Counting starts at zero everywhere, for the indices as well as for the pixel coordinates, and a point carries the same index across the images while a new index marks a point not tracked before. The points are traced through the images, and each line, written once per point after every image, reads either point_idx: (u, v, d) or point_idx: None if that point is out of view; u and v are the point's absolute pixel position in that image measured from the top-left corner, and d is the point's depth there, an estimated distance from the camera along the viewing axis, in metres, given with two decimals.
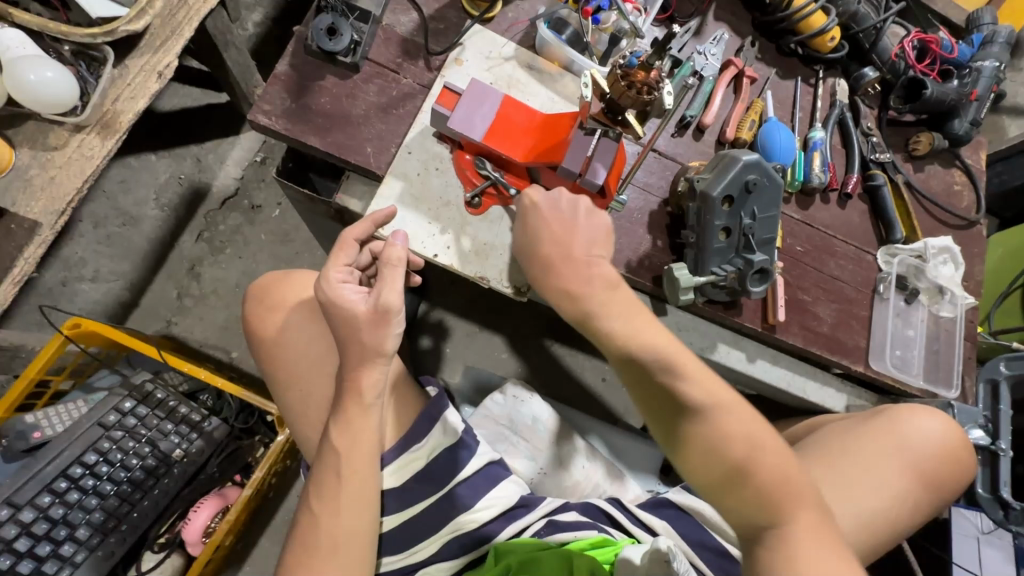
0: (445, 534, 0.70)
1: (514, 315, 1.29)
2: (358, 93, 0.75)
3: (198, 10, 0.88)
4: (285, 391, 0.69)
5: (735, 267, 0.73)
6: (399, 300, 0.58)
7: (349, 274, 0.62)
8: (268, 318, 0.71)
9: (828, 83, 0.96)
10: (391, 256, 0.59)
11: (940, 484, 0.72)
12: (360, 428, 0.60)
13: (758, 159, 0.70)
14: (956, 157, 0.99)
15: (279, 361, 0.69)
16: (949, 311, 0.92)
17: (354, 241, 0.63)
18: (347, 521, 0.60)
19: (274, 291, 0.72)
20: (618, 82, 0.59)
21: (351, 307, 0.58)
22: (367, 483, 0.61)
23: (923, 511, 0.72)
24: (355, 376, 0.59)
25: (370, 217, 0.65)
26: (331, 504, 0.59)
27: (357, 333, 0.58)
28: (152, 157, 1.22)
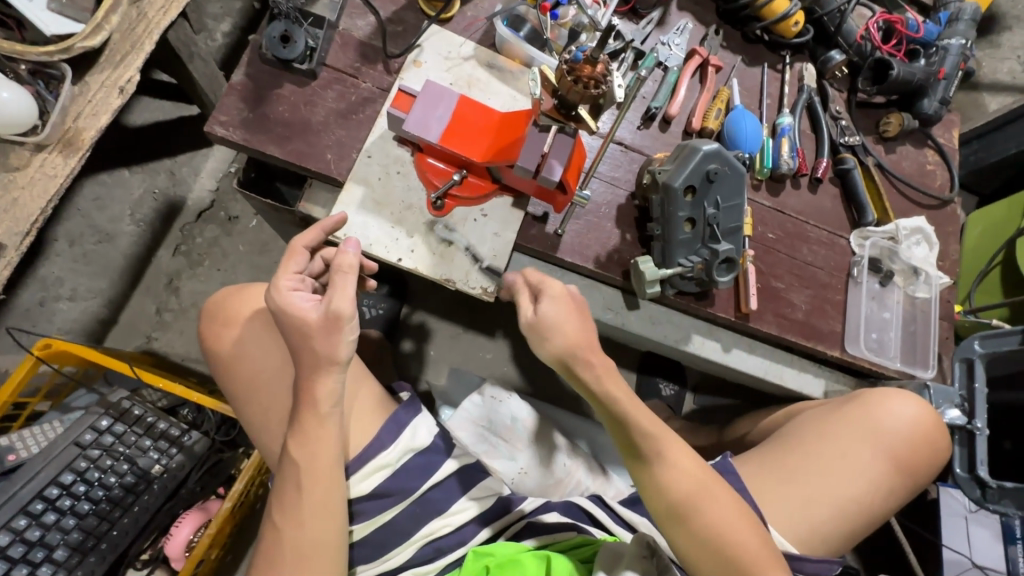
0: (419, 540, 0.70)
1: (497, 314, 1.28)
2: (316, 100, 0.74)
3: (158, 23, 0.88)
4: (244, 403, 0.70)
5: (701, 258, 0.73)
6: (351, 306, 0.58)
7: (300, 282, 0.61)
8: (222, 332, 0.70)
9: (796, 68, 0.95)
10: (342, 264, 0.59)
11: (913, 467, 0.74)
12: (320, 438, 0.60)
13: (718, 148, 0.70)
14: (928, 137, 0.99)
15: (242, 376, 0.69)
16: (924, 292, 0.91)
17: (303, 248, 0.63)
18: (311, 534, 0.59)
19: (228, 304, 0.72)
20: (564, 77, 0.58)
21: (301, 314, 0.58)
22: (334, 492, 0.61)
23: (900, 494, 0.74)
24: (310, 385, 0.59)
25: (317, 225, 0.65)
26: (298, 515, 0.59)
27: (312, 340, 0.58)
28: (125, 173, 1.21)
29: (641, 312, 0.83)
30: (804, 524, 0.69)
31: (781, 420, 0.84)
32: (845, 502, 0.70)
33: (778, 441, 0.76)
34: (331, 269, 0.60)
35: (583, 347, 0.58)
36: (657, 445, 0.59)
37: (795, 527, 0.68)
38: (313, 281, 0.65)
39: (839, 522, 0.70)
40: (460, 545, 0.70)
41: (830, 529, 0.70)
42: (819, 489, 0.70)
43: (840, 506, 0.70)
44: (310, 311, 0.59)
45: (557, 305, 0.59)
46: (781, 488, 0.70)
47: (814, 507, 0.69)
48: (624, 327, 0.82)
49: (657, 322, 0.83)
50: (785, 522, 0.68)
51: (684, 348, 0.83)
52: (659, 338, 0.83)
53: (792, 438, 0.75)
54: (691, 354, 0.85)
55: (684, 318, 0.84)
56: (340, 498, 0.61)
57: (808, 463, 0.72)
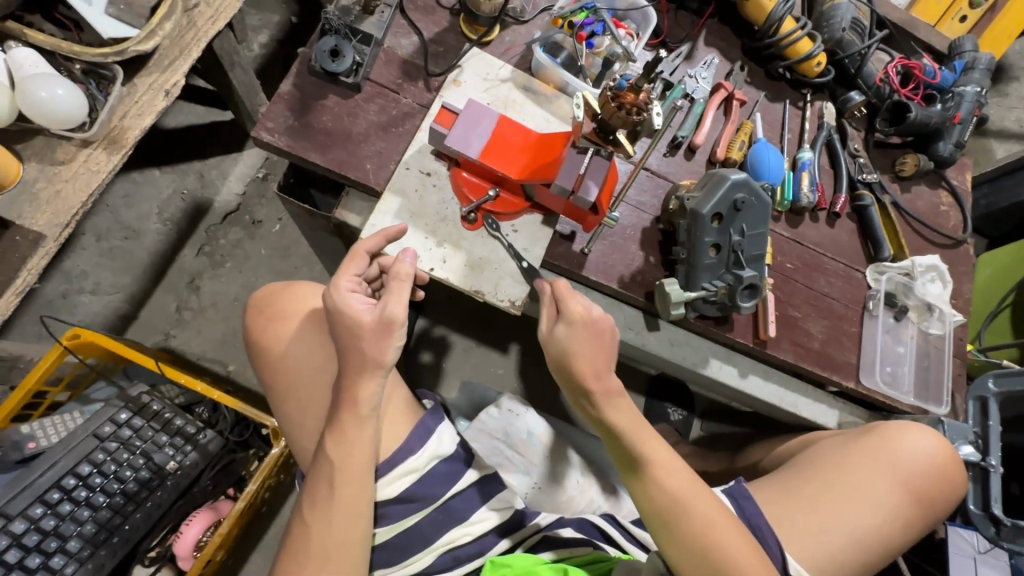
0: (439, 548, 0.70)
1: (510, 331, 1.30)
2: (359, 112, 0.77)
3: (206, 32, 0.91)
4: (283, 401, 0.71)
5: (725, 282, 0.74)
6: (404, 312, 0.60)
7: (357, 284, 0.63)
8: (267, 327, 0.72)
9: (816, 106, 0.99)
10: (399, 271, 0.60)
11: (930, 501, 0.74)
12: (355, 440, 0.61)
13: (746, 178, 0.72)
14: (942, 178, 1.02)
15: (284, 370, 0.71)
16: (938, 328, 0.93)
17: (365, 252, 0.64)
18: (338, 534, 0.60)
19: (276, 301, 0.73)
20: (608, 103, 0.62)
21: (356, 317, 0.60)
22: (361, 492, 0.61)
23: (917, 529, 0.74)
24: (355, 386, 0.60)
25: (382, 232, 0.66)
26: (324, 514, 0.60)
27: (363, 341, 0.59)
28: (156, 173, 1.24)
29: (661, 333, 0.84)
30: (821, 553, 0.69)
31: (799, 447, 0.85)
32: (861, 536, 0.70)
33: (795, 470, 0.77)
34: (388, 274, 0.62)
35: (594, 373, 0.59)
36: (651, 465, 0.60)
37: (812, 554, 0.69)
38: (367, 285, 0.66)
39: (856, 550, 0.70)
40: (478, 555, 0.70)
41: (845, 562, 0.70)
42: (837, 515, 0.71)
43: (858, 538, 0.70)
44: (366, 314, 0.60)
45: (573, 330, 0.60)
46: (799, 515, 0.71)
47: (829, 535, 0.70)
48: (644, 346, 0.83)
49: (677, 344, 0.84)
50: (801, 548, 0.69)
51: (702, 372, 0.85)
52: (679, 361, 0.84)
53: (812, 468, 0.75)
54: (708, 378, 0.86)
55: (703, 342, 0.86)
56: (365, 498, 0.62)
57: (823, 492, 0.72)
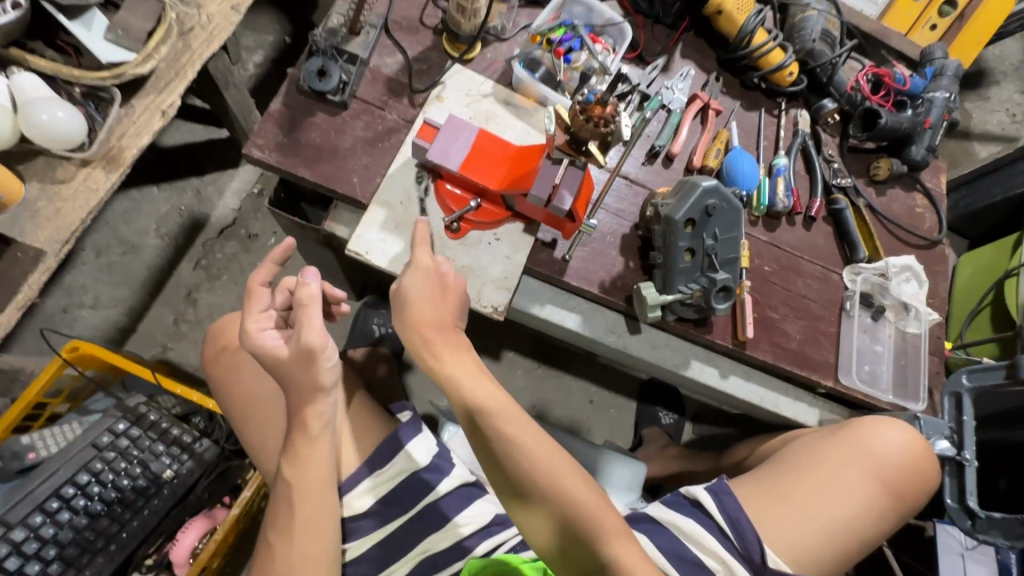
0: (416, 556, 0.73)
1: (501, 339, 1.34)
2: (346, 128, 0.81)
3: (201, 54, 0.95)
4: (242, 426, 0.74)
5: (700, 285, 0.77)
6: (321, 336, 0.59)
7: (267, 320, 0.64)
8: (221, 358, 0.76)
9: (791, 114, 1.02)
10: (303, 296, 0.60)
11: (903, 493, 0.76)
12: (308, 458, 0.63)
13: (716, 185, 0.75)
14: (916, 181, 1.05)
15: (240, 396, 0.74)
16: (915, 327, 0.95)
17: (261, 285, 0.64)
18: (300, 550, 0.63)
19: (227, 331, 0.78)
20: (577, 116, 0.65)
21: (276, 353, 0.62)
22: (325, 505, 0.64)
23: (892, 521, 0.76)
24: (300, 410, 0.62)
25: (267, 257, 0.66)
26: (286, 534, 0.63)
27: (290, 372, 0.61)
28: (154, 189, 1.28)
29: (642, 336, 0.86)
30: (796, 546, 0.71)
31: (777, 447, 0.87)
32: (837, 528, 0.72)
33: (772, 466, 0.78)
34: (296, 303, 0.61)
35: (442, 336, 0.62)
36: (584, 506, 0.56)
37: (787, 547, 0.71)
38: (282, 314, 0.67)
39: (829, 543, 0.72)
40: (458, 559, 0.72)
41: (820, 556, 0.72)
42: (812, 508, 0.73)
43: (833, 530, 0.72)
44: (280, 347, 0.62)
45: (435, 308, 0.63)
46: (775, 509, 0.73)
47: (802, 529, 0.72)
48: (625, 350, 0.86)
49: (658, 346, 0.87)
50: (777, 539, 0.71)
51: (683, 373, 0.87)
52: (658, 363, 0.87)
53: (790, 463, 0.77)
54: (691, 378, 0.88)
55: (683, 344, 0.88)
56: (327, 513, 0.65)
57: (795, 485, 0.74)
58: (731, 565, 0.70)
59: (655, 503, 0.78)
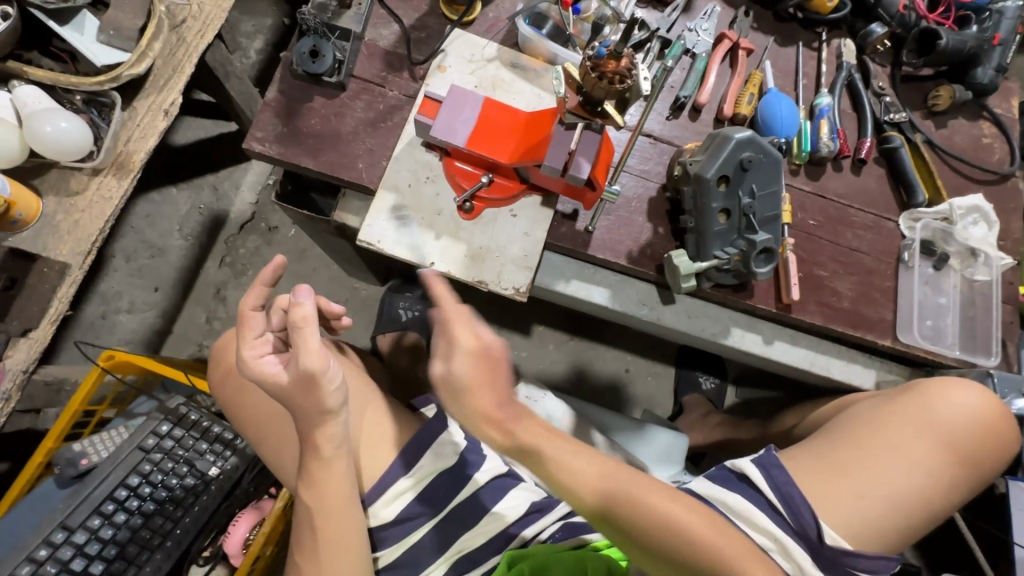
0: (451, 556, 0.73)
1: (529, 313, 1.31)
2: (346, 111, 0.77)
3: (196, 47, 0.93)
4: (260, 445, 0.75)
5: (737, 249, 0.70)
6: (320, 360, 0.56)
7: (264, 344, 0.61)
8: (227, 379, 0.76)
9: (833, 45, 0.92)
10: (297, 316, 0.55)
11: (975, 462, 0.70)
12: (326, 481, 0.63)
13: (752, 135, 0.67)
14: (983, 108, 0.93)
15: (254, 417, 0.75)
16: (985, 274, 0.85)
17: (253, 312, 0.61)
18: (328, 568, 0.64)
19: (228, 350, 0.77)
20: (588, 75, 0.55)
21: (277, 380, 0.59)
22: (347, 526, 0.64)
23: (961, 493, 0.70)
24: (312, 433, 0.61)
25: (257, 281, 0.62)
26: (312, 556, 0.64)
27: (295, 399, 0.59)
28: (173, 190, 1.28)
29: (676, 306, 0.81)
30: (853, 521, 0.67)
31: (831, 415, 0.81)
32: (899, 498, 0.67)
33: (826, 436, 0.73)
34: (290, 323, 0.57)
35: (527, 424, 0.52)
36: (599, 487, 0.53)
37: (847, 521, 0.66)
38: (279, 336, 0.64)
39: (894, 514, 0.67)
40: (494, 554, 0.73)
41: (881, 529, 0.67)
42: (872, 479, 0.68)
43: (896, 502, 0.67)
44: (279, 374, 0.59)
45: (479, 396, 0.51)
46: (831, 483, 0.68)
47: (865, 501, 0.67)
48: (659, 322, 0.80)
49: (694, 316, 0.81)
50: (833, 514, 0.67)
51: (723, 342, 0.81)
52: (696, 334, 0.81)
53: (845, 433, 0.72)
54: (732, 347, 0.83)
55: (722, 311, 0.82)
56: (351, 529, 0.65)
57: (853, 456, 0.69)
58: (788, 546, 0.67)
59: (700, 478, 0.74)
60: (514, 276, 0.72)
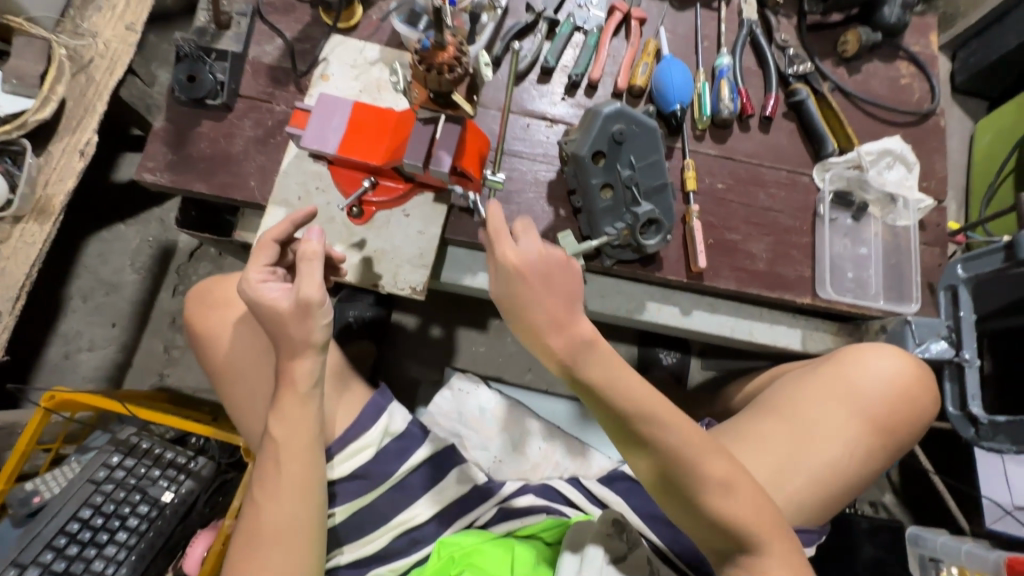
0: (396, 526, 0.73)
1: (483, 308, 1.31)
2: (235, 131, 0.77)
3: (106, 84, 0.94)
4: (231, 387, 0.75)
5: (626, 224, 0.70)
6: (320, 293, 0.61)
7: (269, 273, 0.64)
8: (210, 315, 0.77)
9: (733, 2, 0.89)
10: (307, 251, 0.61)
11: (894, 429, 0.69)
12: (296, 419, 0.62)
13: (620, 107, 0.67)
14: (898, 48, 0.90)
15: (227, 364, 0.75)
16: (905, 220, 0.83)
17: (272, 241, 0.65)
18: (287, 509, 0.62)
19: (215, 291, 0.78)
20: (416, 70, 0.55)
21: (275, 305, 0.61)
22: (309, 471, 0.64)
23: (881, 461, 0.69)
24: (288, 367, 0.62)
25: (289, 217, 0.67)
26: (273, 497, 0.62)
27: (288, 326, 0.61)
28: (122, 227, 1.31)
29: (588, 286, 0.80)
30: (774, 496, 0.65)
31: (764, 383, 0.81)
32: (815, 473, 0.66)
33: (749, 411, 0.72)
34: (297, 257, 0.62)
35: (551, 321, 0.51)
36: (698, 485, 0.53)
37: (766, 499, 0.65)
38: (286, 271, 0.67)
39: (814, 488, 0.66)
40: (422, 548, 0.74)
41: (799, 505, 0.66)
42: (791, 454, 0.66)
43: (815, 476, 0.66)
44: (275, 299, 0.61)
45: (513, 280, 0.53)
46: (751, 458, 0.67)
47: (785, 476, 0.66)
48: None
49: (606, 295, 0.80)
50: None
51: (639, 317, 0.80)
52: (611, 312, 0.80)
53: (765, 407, 0.71)
54: (650, 322, 0.81)
55: (636, 287, 0.81)
56: (307, 477, 0.63)
57: (772, 430, 0.68)
58: None
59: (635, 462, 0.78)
60: (426, 255, 0.73)
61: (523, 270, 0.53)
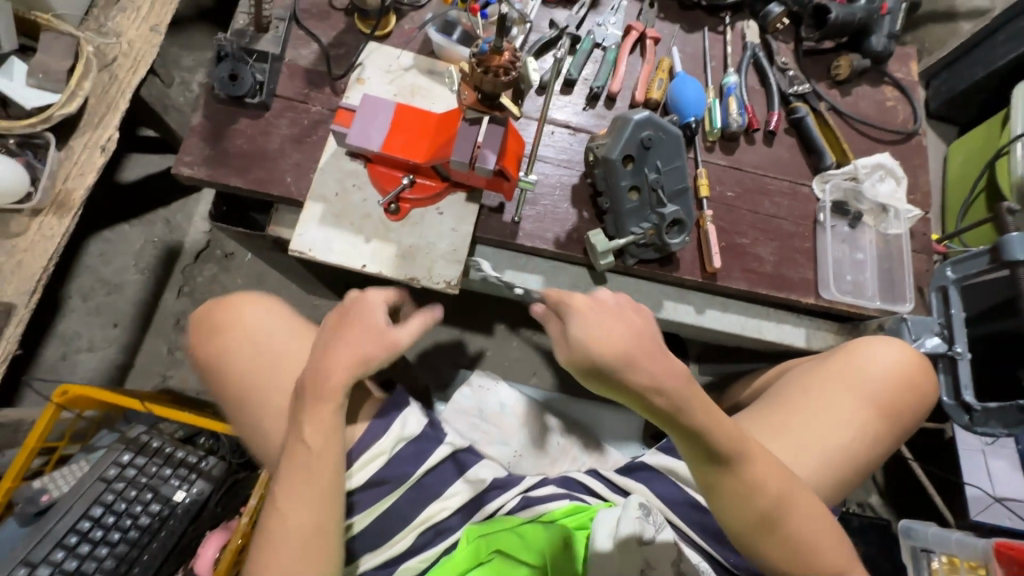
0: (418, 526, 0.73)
1: (490, 313, 1.34)
2: (272, 129, 0.79)
3: (129, 82, 0.96)
4: (240, 408, 0.73)
5: (651, 223, 0.74)
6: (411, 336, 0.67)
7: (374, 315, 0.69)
8: (211, 341, 0.75)
9: (738, 27, 0.97)
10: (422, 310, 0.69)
11: (897, 412, 0.74)
12: (323, 422, 0.62)
13: (649, 115, 0.72)
14: (883, 74, 0.99)
15: (234, 385, 0.73)
16: (897, 228, 0.90)
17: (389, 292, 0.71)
18: (312, 516, 0.61)
19: (212, 315, 0.76)
20: (474, 70, 0.59)
21: (368, 331, 0.64)
22: (335, 475, 0.62)
23: (888, 443, 0.75)
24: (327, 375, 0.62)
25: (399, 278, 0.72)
26: (295, 503, 0.60)
27: (362, 346, 0.63)
28: (126, 227, 1.30)
29: (610, 284, 0.84)
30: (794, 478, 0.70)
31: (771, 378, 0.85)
32: (829, 456, 0.71)
33: (764, 403, 0.77)
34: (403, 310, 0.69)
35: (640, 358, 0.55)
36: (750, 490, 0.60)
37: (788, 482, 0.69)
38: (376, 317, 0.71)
39: (828, 470, 0.71)
40: (447, 540, 0.75)
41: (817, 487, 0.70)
42: (807, 438, 0.71)
43: (831, 458, 0.71)
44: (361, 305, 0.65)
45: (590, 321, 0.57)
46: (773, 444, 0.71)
47: (802, 458, 0.70)
48: None
49: (627, 293, 0.85)
50: None
51: (657, 316, 0.85)
52: None
53: (779, 396, 0.76)
54: (666, 320, 0.86)
55: (653, 287, 0.86)
56: (330, 481, 0.62)
57: (790, 417, 0.73)
58: None
59: (653, 451, 0.81)
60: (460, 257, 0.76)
61: (600, 309, 0.58)
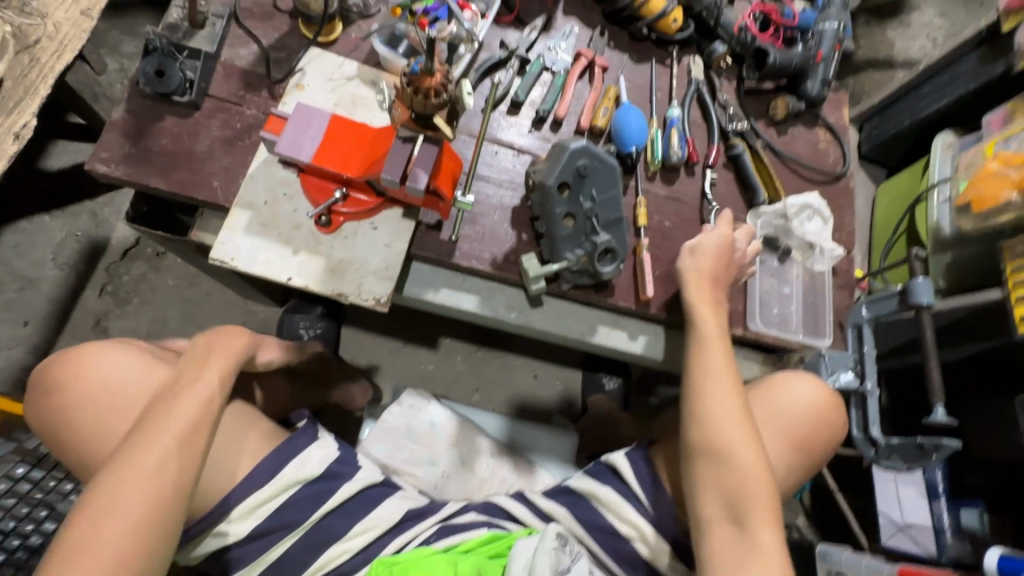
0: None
1: (435, 326, 1.32)
2: (200, 129, 0.76)
3: (52, 67, 0.84)
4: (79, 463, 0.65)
5: (584, 250, 0.76)
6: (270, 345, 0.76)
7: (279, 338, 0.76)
8: (47, 406, 0.65)
9: (684, 62, 0.99)
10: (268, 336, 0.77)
11: (810, 446, 0.77)
12: (168, 420, 0.61)
13: (586, 144, 0.73)
14: (817, 117, 1.03)
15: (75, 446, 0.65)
16: (822, 265, 0.94)
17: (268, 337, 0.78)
18: (130, 517, 0.56)
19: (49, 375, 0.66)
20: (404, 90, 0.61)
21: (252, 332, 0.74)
22: (183, 472, 0.59)
23: (800, 473, 0.78)
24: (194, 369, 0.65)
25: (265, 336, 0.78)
26: (118, 497, 0.56)
27: (238, 343, 0.71)
28: (46, 218, 1.22)
29: (546, 308, 0.84)
30: None
31: None
32: None
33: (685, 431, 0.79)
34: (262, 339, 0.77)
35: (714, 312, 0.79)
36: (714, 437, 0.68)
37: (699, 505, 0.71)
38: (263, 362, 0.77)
39: None
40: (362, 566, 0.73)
41: None
42: None
43: None
44: (240, 350, 0.70)
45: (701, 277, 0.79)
46: None
47: None
48: (528, 325, 0.84)
49: (563, 316, 0.85)
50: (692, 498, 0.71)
51: (590, 340, 0.85)
52: (564, 333, 0.85)
53: None
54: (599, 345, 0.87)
55: (588, 311, 0.86)
56: (169, 488, 0.58)
57: None
58: (646, 533, 0.74)
59: (579, 475, 0.81)
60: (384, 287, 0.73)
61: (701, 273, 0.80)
